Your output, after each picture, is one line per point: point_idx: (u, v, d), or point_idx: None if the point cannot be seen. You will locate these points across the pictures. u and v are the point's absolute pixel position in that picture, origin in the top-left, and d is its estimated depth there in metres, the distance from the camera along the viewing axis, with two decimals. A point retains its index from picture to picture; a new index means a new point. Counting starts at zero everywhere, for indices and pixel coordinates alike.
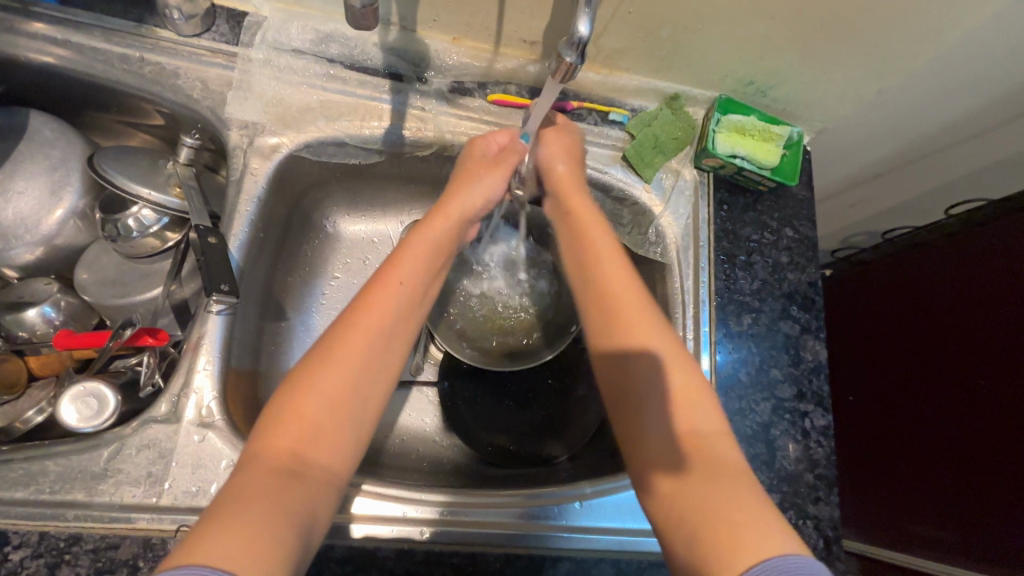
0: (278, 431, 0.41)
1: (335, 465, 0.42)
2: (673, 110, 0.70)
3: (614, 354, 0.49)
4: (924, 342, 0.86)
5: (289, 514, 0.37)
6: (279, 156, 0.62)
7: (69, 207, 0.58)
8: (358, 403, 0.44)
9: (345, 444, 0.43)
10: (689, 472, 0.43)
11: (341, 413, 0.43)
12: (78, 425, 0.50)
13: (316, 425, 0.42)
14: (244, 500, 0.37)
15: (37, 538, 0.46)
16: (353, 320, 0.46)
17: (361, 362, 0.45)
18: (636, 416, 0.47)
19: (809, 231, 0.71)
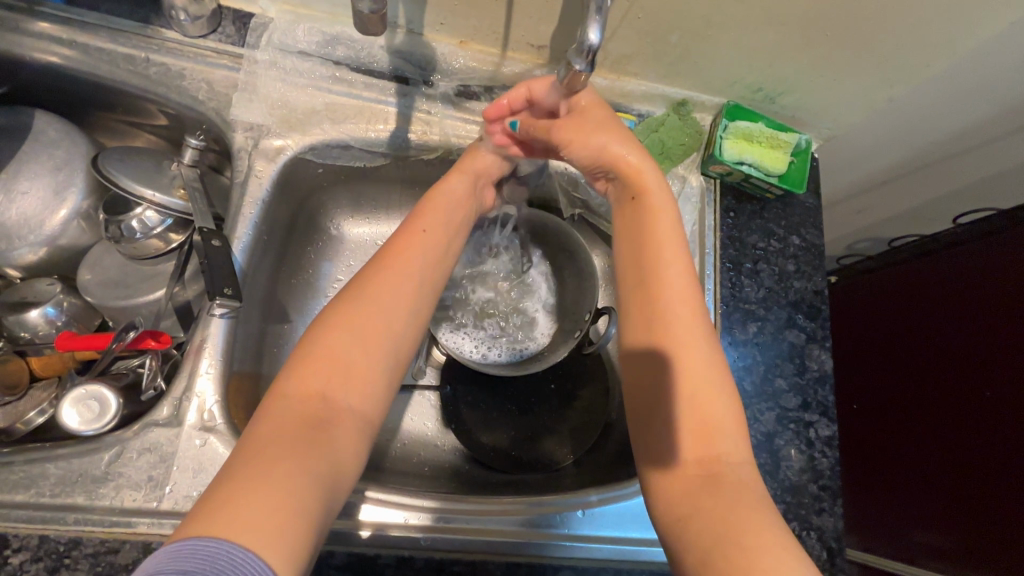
0: (310, 374, 0.41)
1: (365, 408, 0.42)
2: (680, 116, 0.69)
3: (642, 355, 0.47)
4: (931, 352, 0.85)
5: (317, 462, 0.37)
6: (284, 158, 0.61)
7: (73, 207, 0.58)
8: (389, 349, 0.44)
9: (374, 389, 0.43)
10: (703, 489, 0.41)
11: (369, 358, 0.43)
12: (79, 429, 0.49)
13: (348, 368, 0.42)
14: (272, 448, 0.36)
15: (36, 542, 0.46)
16: (370, 277, 0.47)
17: (389, 310, 0.45)
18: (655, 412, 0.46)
19: (816, 239, 0.71)
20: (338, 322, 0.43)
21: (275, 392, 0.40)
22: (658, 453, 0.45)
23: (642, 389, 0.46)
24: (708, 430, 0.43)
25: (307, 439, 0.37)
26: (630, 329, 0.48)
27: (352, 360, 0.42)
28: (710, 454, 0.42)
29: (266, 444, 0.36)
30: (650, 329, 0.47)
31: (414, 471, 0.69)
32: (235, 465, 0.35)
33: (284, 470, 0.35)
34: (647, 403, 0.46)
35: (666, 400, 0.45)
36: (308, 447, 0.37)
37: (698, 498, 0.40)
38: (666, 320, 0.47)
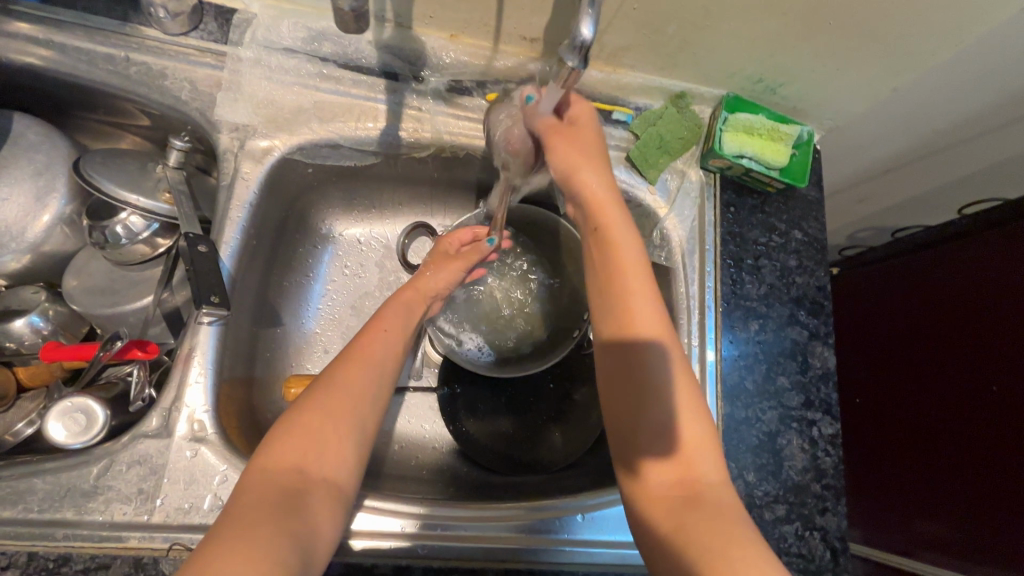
0: (285, 446, 0.42)
1: (341, 478, 0.43)
2: (679, 108, 0.68)
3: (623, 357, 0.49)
4: (924, 354, 0.85)
5: (296, 526, 0.37)
6: (272, 159, 0.60)
7: (56, 213, 0.56)
8: (358, 427, 0.46)
9: (345, 458, 0.44)
10: (681, 509, 0.42)
11: (339, 432, 0.44)
12: (66, 442, 0.48)
13: (320, 441, 0.43)
14: (248, 518, 0.36)
15: (25, 559, 0.45)
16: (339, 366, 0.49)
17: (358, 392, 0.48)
18: (638, 430, 0.47)
19: (818, 232, 0.69)
20: (316, 399, 0.45)
21: (253, 464, 0.41)
22: (647, 455, 0.46)
23: (623, 390, 0.48)
24: (684, 454, 0.45)
25: (285, 506, 0.38)
26: (605, 324, 0.51)
27: (324, 433, 0.44)
28: (688, 475, 0.44)
29: (244, 509, 0.37)
30: (626, 327, 0.49)
31: (412, 475, 0.68)
32: (218, 530, 0.36)
33: (267, 534, 0.36)
34: (632, 420, 0.47)
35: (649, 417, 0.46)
36: (288, 513, 0.38)
37: (688, 513, 0.41)
38: (639, 319, 0.49)
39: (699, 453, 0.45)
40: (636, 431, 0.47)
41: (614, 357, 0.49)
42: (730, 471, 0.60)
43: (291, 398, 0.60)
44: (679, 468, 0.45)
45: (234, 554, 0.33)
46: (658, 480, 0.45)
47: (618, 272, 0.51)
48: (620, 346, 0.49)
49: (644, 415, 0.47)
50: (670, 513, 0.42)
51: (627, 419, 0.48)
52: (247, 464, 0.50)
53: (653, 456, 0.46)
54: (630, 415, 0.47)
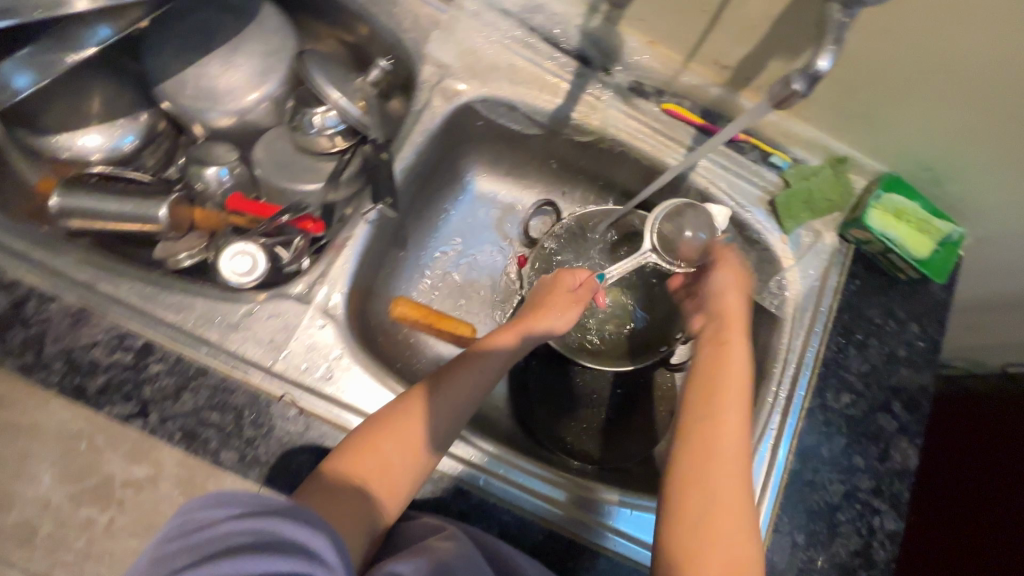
0: (359, 455, 0.47)
1: (395, 494, 0.48)
2: (836, 172, 0.69)
3: (702, 444, 0.47)
4: (981, 491, 0.72)
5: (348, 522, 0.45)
6: (459, 101, 0.66)
7: (265, 93, 0.65)
8: (427, 452, 0.49)
9: (405, 480, 0.48)
10: None
11: (409, 454, 0.48)
12: (230, 277, 0.54)
13: (387, 459, 0.48)
14: (323, 497, 0.45)
15: (175, 358, 0.50)
16: (430, 386, 0.52)
17: (437, 421, 0.50)
18: (694, 525, 0.44)
19: (936, 333, 0.68)
20: (395, 419, 0.49)
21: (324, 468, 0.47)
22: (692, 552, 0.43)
23: (688, 484, 0.46)
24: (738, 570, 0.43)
25: (342, 502, 0.45)
26: (695, 407, 0.49)
27: (394, 453, 0.48)
28: None
29: (319, 491, 0.46)
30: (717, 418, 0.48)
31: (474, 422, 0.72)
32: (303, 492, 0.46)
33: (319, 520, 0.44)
34: (686, 509, 0.45)
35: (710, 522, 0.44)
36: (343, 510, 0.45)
37: None
38: (732, 415, 0.48)
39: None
40: (692, 519, 0.44)
41: (678, 447, 0.48)
42: (782, 524, 0.60)
43: (399, 314, 0.66)
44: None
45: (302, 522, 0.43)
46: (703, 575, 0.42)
47: (723, 365, 0.51)
48: (704, 447, 0.47)
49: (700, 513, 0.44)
50: None
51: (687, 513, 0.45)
52: (361, 351, 0.55)
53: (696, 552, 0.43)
54: (690, 510, 0.45)
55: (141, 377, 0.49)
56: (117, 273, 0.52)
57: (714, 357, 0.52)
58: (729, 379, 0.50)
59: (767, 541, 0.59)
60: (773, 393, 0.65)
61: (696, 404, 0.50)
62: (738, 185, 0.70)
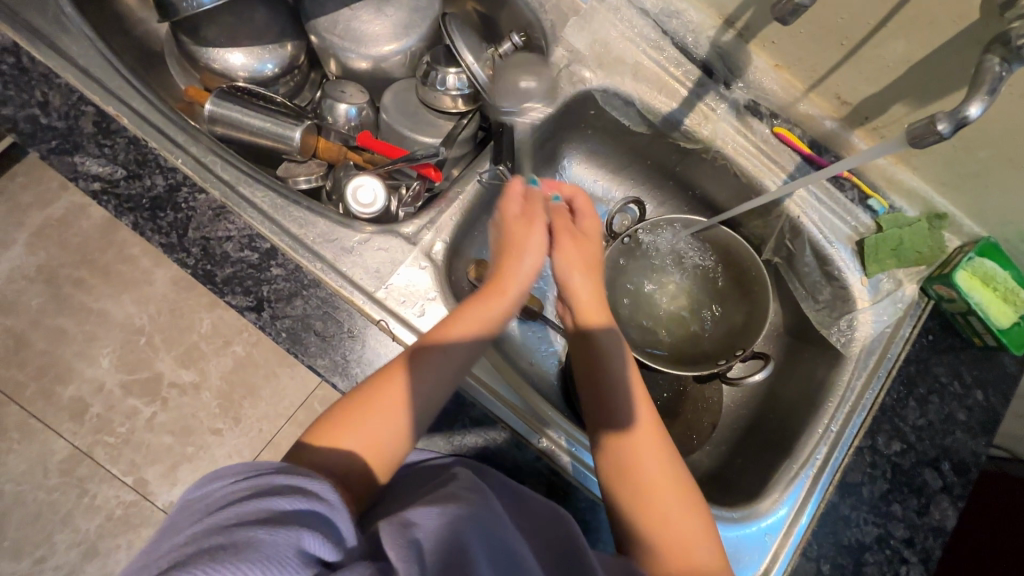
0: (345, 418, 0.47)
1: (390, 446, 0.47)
2: (931, 227, 0.69)
3: (621, 464, 0.54)
4: None
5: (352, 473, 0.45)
6: (581, 88, 0.69)
7: (403, 47, 0.70)
8: (414, 404, 0.48)
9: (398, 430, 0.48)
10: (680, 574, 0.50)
11: (394, 408, 0.48)
12: (353, 205, 0.59)
13: (372, 415, 0.47)
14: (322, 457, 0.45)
15: (292, 267, 0.55)
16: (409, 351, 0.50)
17: (417, 375, 0.49)
18: (636, 486, 0.53)
19: (998, 404, 0.69)
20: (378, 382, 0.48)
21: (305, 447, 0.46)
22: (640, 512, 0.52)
23: (622, 449, 0.54)
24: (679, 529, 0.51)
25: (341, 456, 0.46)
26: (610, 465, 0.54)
27: (378, 408, 0.47)
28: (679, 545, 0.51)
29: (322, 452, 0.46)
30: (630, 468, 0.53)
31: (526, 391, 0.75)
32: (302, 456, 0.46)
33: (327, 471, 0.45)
34: (630, 480, 0.53)
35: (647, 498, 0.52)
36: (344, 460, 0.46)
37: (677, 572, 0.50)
38: (644, 456, 0.54)
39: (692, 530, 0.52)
40: (635, 483, 0.53)
41: (612, 441, 0.55)
42: (810, 550, 0.61)
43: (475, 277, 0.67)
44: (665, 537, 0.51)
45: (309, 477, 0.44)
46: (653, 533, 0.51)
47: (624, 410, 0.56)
48: (622, 444, 0.54)
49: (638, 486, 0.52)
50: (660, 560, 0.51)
51: (629, 485, 0.53)
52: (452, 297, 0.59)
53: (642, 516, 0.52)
54: (634, 487, 0.53)
55: (261, 278, 0.54)
56: (259, 182, 0.57)
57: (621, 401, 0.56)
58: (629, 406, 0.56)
59: (794, 562, 0.61)
60: (825, 427, 0.66)
61: (606, 435, 0.56)
62: (831, 220, 0.71)
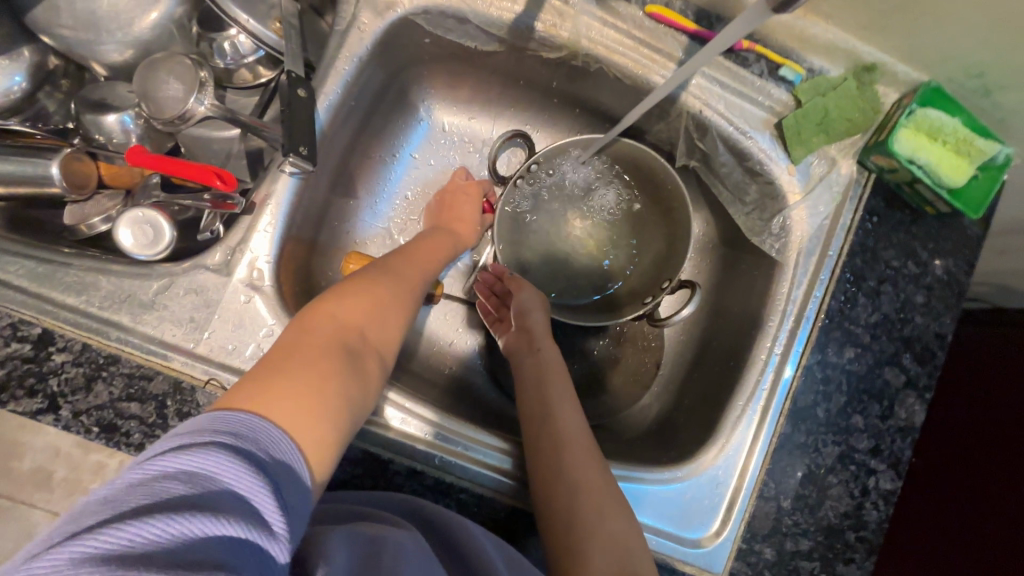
0: (320, 328, 0.43)
1: (373, 364, 0.45)
2: (860, 84, 0.57)
3: (546, 428, 0.53)
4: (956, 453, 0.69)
5: (348, 386, 0.41)
6: (393, 16, 0.54)
7: (165, 12, 0.54)
8: (387, 318, 0.49)
9: (382, 350, 0.47)
10: (596, 550, 0.47)
11: (374, 327, 0.47)
12: (133, 250, 0.47)
13: (353, 322, 0.45)
14: (289, 376, 0.38)
15: (79, 347, 0.45)
16: (369, 276, 0.51)
17: (392, 294, 0.50)
18: (558, 452, 0.51)
19: (962, 274, 0.59)
20: (346, 300, 0.47)
21: (226, 400, 0.35)
22: (559, 475, 0.50)
23: (543, 419, 0.54)
24: (597, 499, 0.49)
25: (331, 371, 0.40)
26: (536, 426, 0.54)
27: (358, 318, 0.46)
28: (596, 513, 0.48)
29: (287, 370, 0.39)
30: (555, 425, 0.54)
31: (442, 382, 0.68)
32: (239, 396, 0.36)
33: (308, 377, 0.39)
34: (553, 444, 0.52)
35: (570, 456, 0.51)
36: (343, 378, 0.41)
37: (596, 543, 0.47)
38: (568, 418, 0.54)
39: (612, 503, 0.49)
40: (556, 448, 0.52)
41: (536, 411, 0.55)
42: (767, 489, 0.56)
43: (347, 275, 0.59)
44: (586, 500, 0.49)
45: (281, 398, 0.36)
46: (575, 496, 0.48)
47: (548, 374, 0.58)
48: (544, 412, 0.55)
49: (562, 441, 0.52)
50: (577, 533, 0.47)
51: (551, 453, 0.51)
52: None
53: (567, 477, 0.49)
54: (556, 451, 0.51)
55: (45, 369, 0.45)
56: (4, 253, 0.46)
57: (533, 370, 0.59)
58: (548, 361, 0.59)
59: (752, 505, 0.55)
60: (767, 351, 0.58)
61: (533, 399, 0.57)
62: (741, 106, 0.58)
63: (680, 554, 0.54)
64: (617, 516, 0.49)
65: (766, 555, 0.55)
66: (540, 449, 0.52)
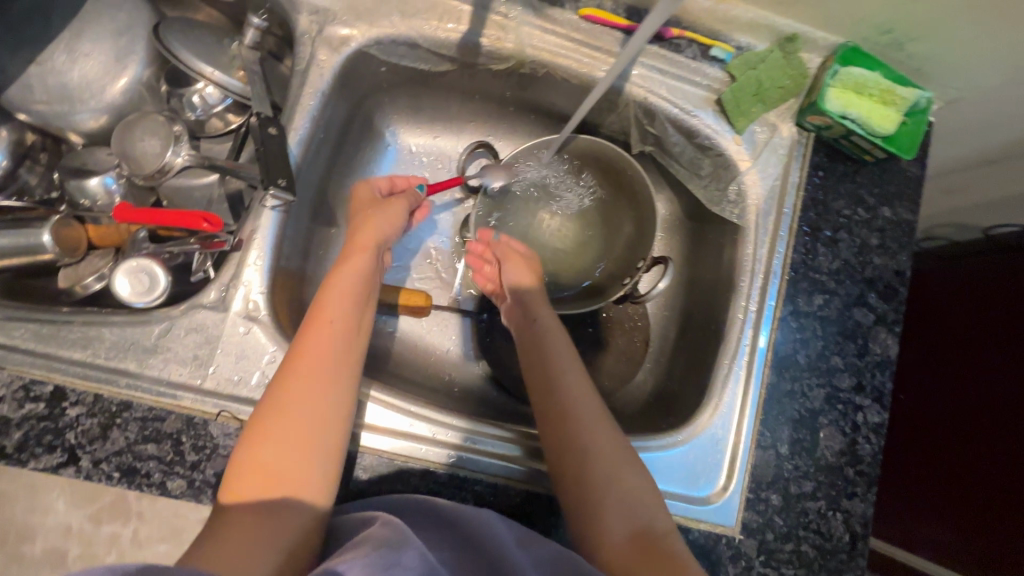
0: (240, 482, 0.41)
1: (309, 489, 0.42)
2: (786, 54, 0.61)
3: (552, 400, 0.55)
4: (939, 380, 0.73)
5: (280, 531, 0.40)
6: (348, 50, 0.57)
7: (134, 76, 0.57)
8: (314, 433, 0.43)
9: (313, 472, 0.42)
10: (616, 515, 0.49)
11: (298, 453, 0.42)
12: (130, 299, 0.50)
13: (270, 465, 0.41)
14: (222, 542, 0.39)
15: (91, 398, 0.47)
16: (286, 373, 0.44)
17: (309, 393, 0.44)
18: (567, 424, 0.53)
19: (909, 213, 0.64)
20: (262, 430, 0.42)
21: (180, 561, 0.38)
22: (572, 442, 0.52)
23: (547, 393, 0.55)
24: (614, 462, 0.51)
25: (258, 525, 0.40)
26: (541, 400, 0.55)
27: (276, 455, 0.41)
28: (613, 475, 0.50)
29: (214, 545, 0.38)
30: (558, 399, 0.54)
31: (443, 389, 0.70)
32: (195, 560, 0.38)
33: (242, 554, 0.38)
34: (562, 413, 0.53)
35: (580, 423, 0.52)
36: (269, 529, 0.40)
37: (617, 508, 0.49)
38: (570, 387, 0.55)
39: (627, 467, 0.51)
40: (567, 417, 0.53)
41: (537, 388, 0.56)
42: (764, 439, 0.59)
43: None
44: (601, 462, 0.51)
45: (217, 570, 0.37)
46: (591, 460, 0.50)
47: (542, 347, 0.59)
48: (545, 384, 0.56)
49: (569, 411, 0.53)
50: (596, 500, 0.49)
51: (560, 423, 0.53)
52: None
53: (581, 446, 0.51)
54: (565, 421, 0.53)
55: (61, 425, 0.46)
56: (8, 319, 0.48)
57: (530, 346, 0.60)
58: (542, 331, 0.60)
59: (753, 457, 0.58)
60: (742, 309, 0.62)
61: (534, 375, 0.58)
62: (681, 89, 0.63)
63: (692, 513, 0.57)
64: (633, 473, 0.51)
65: (773, 501, 0.58)
66: (550, 421, 0.53)
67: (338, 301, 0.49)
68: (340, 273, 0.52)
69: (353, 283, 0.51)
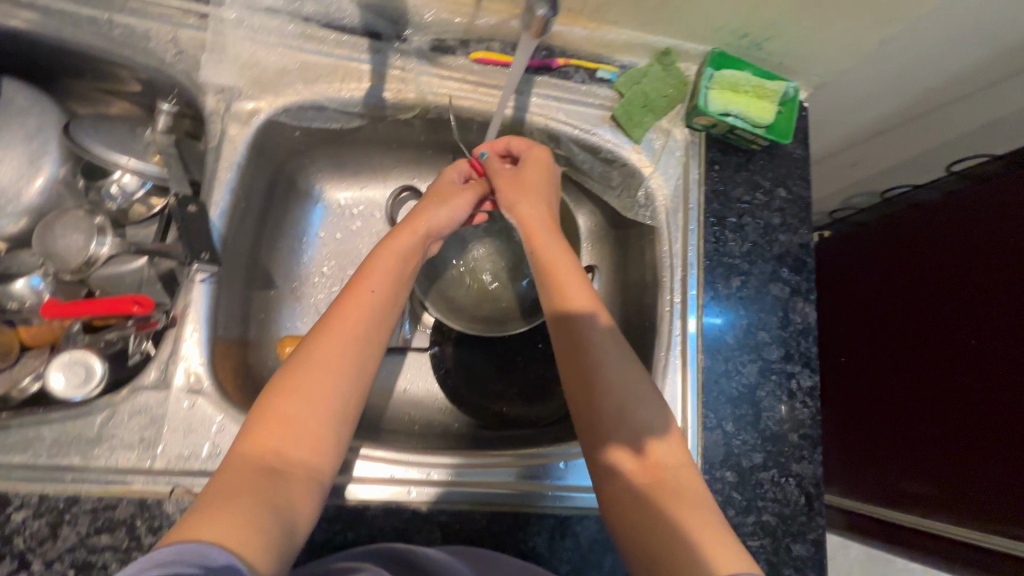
0: (261, 436, 0.41)
1: (316, 461, 0.42)
2: (664, 66, 0.67)
3: (585, 351, 0.50)
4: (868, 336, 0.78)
5: (277, 505, 0.38)
6: (258, 121, 0.61)
7: (50, 175, 0.57)
8: (332, 403, 0.44)
9: (325, 440, 0.43)
10: (647, 494, 0.44)
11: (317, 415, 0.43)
12: (68, 392, 0.52)
13: (294, 423, 0.42)
14: (226, 497, 0.37)
15: (37, 499, 0.47)
16: (319, 344, 0.45)
17: (338, 368, 0.45)
18: (597, 381, 0.49)
19: (802, 190, 0.70)
20: (287, 387, 0.43)
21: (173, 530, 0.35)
22: (602, 400, 0.48)
23: (574, 343, 0.51)
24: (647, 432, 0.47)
25: (259, 487, 0.39)
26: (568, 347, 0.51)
27: (300, 418, 0.42)
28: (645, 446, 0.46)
29: (223, 492, 0.38)
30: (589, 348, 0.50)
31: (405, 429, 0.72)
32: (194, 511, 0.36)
33: (243, 507, 0.37)
34: (597, 366, 0.49)
35: (614, 381, 0.49)
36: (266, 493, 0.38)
37: (651, 488, 0.44)
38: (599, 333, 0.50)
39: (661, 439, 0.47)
40: (595, 376, 0.49)
41: (562, 332, 0.52)
42: (709, 420, 0.62)
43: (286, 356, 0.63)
44: (624, 435, 0.47)
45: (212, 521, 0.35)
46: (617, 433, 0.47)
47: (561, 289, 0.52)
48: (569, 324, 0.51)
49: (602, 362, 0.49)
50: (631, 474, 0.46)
51: (585, 379, 0.49)
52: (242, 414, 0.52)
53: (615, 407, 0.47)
54: (589, 377, 0.49)
55: (8, 530, 0.46)
56: None
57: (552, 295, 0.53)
58: (562, 269, 0.53)
59: (702, 440, 0.61)
60: (668, 303, 0.66)
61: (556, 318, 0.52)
62: (578, 110, 0.68)
63: None
64: (669, 449, 0.47)
65: (728, 478, 0.60)
66: (576, 375, 0.50)
67: (372, 282, 0.50)
68: (378, 252, 0.53)
69: (390, 267, 0.52)
